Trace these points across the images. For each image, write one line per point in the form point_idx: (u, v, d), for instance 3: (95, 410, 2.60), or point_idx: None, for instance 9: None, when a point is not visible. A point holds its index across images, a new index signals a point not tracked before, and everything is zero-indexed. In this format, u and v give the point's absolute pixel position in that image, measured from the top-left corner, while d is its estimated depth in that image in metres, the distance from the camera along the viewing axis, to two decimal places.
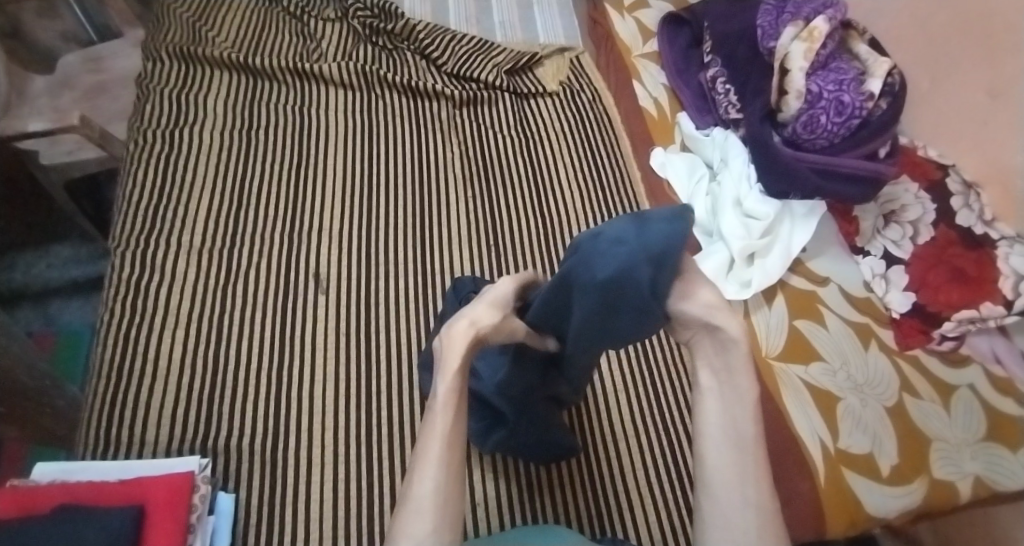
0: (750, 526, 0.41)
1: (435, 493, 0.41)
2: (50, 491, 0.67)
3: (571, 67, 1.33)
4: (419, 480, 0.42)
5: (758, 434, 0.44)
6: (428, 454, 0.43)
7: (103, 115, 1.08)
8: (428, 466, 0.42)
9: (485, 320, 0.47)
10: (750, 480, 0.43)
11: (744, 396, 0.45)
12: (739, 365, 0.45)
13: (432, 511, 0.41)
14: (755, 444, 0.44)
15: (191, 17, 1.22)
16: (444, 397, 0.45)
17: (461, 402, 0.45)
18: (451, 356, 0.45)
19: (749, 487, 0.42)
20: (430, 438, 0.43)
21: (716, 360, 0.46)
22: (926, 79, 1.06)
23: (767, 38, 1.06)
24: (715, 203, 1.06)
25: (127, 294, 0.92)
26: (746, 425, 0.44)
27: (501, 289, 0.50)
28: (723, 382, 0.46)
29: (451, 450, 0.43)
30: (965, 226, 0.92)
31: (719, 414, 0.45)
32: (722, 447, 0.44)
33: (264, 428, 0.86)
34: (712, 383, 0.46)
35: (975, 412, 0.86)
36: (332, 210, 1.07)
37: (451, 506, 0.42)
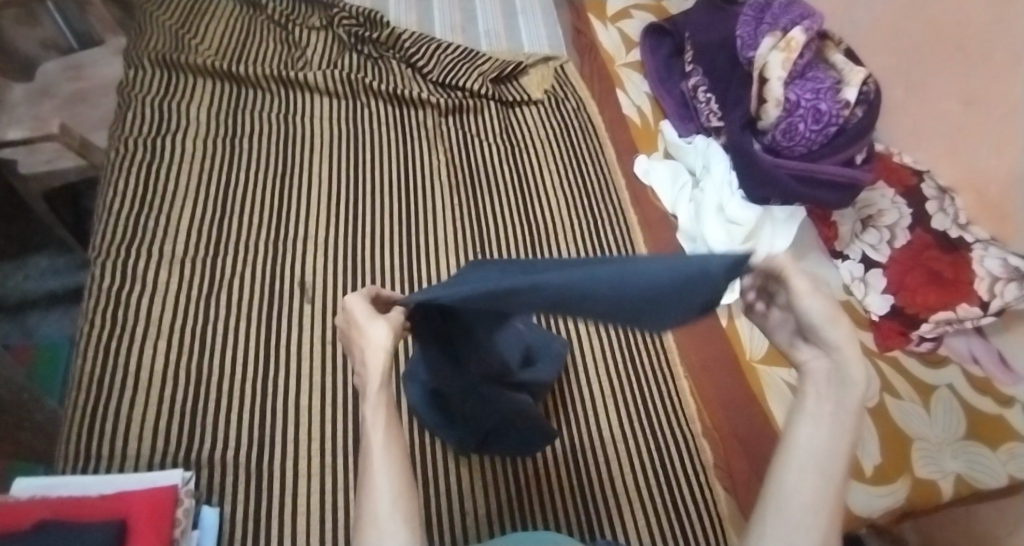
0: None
1: (395, 504, 0.40)
2: (30, 506, 0.65)
3: (555, 76, 1.35)
4: (374, 486, 0.42)
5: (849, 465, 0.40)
6: (376, 473, 0.42)
7: (83, 124, 1.06)
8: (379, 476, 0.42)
9: (381, 342, 0.48)
10: (826, 505, 0.39)
11: (844, 419, 0.41)
12: (850, 388, 0.41)
13: (396, 517, 0.40)
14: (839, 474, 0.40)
15: (174, 25, 1.22)
16: (377, 414, 0.45)
17: (393, 409, 0.46)
18: (371, 384, 0.47)
19: (820, 515, 0.38)
20: None
21: (824, 378, 0.42)
22: (900, 88, 1.10)
23: (746, 48, 1.09)
24: (698, 209, 1.08)
25: (109, 304, 0.90)
26: (839, 450, 0.40)
27: (362, 310, 0.50)
28: (827, 399, 0.42)
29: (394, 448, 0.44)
30: (941, 230, 0.95)
31: (817, 431, 0.41)
32: (807, 467, 0.40)
33: (250, 438, 0.85)
34: (818, 397, 0.42)
35: (954, 411, 0.88)
36: (318, 218, 1.06)
37: (406, 502, 0.41)
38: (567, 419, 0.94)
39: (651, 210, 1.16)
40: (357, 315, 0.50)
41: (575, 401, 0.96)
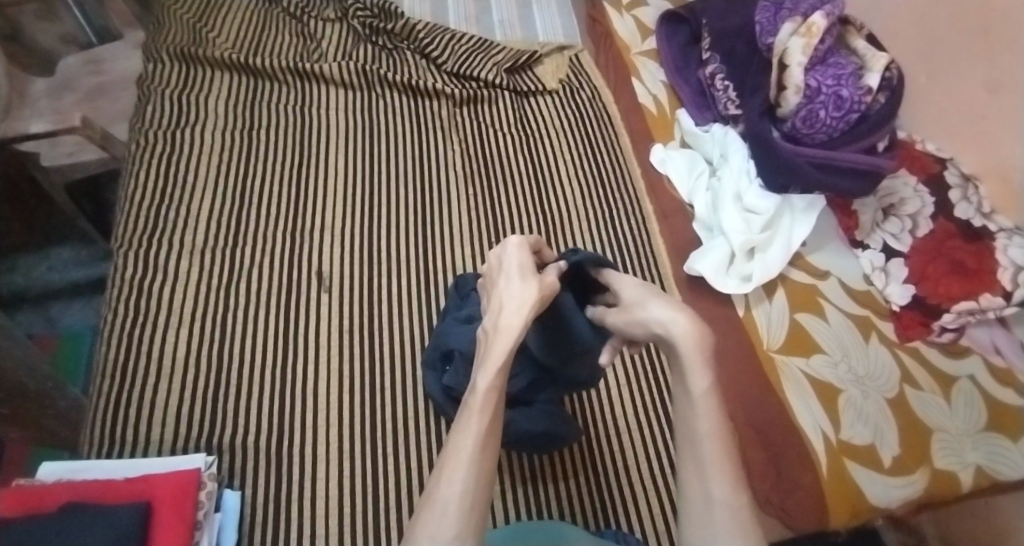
0: (716, 519, 0.47)
1: (461, 502, 0.44)
2: (59, 490, 0.67)
3: (570, 65, 1.34)
4: (444, 485, 0.45)
5: (716, 430, 0.50)
6: (456, 464, 0.46)
7: (103, 117, 1.08)
8: (459, 469, 0.46)
9: (524, 300, 0.54)
10: (711, 476, 0.48)
11: (696, 396, 0.51)
12: (690, 369, 0.51)
13: (455, 516, 0.44)
14: (710, 440, 0.49)
15: (191, 18, 1.22)
16: (482, 399, 0.49)
17: (496, 405, 0.50)
18: (493, 350, 0.52)
19: (713, 484, 0.48)
20: (465, 434, 0.48)
21: (676, 367, 0.53)
22: (924, 74, 1.07)
23: (765, 34, 1.07)
24: (715, 199, 1.07)
25: (131, 293, 0.92)
26: (703, 424, 0.50)
27: (521, 262, 0.56)
28: (681, 389, 0.52)
29: (483, 455, 0.47)
30: (964, 219, 0.93)
31: (684, 420, 0.52)
32: (692, 453, 0.50)
33: (269, 426, 0.86)
34: (680, 390, 0.53)
35: (975, 403, 0.87)
36: (335, 208, 1.07)
37: (474, 510, 0.45)
38: (583, 407, 0.94)
39: (668, 200, 1.15)
40: (513, 265, 0.57)
41: (590, 390, 0.96)
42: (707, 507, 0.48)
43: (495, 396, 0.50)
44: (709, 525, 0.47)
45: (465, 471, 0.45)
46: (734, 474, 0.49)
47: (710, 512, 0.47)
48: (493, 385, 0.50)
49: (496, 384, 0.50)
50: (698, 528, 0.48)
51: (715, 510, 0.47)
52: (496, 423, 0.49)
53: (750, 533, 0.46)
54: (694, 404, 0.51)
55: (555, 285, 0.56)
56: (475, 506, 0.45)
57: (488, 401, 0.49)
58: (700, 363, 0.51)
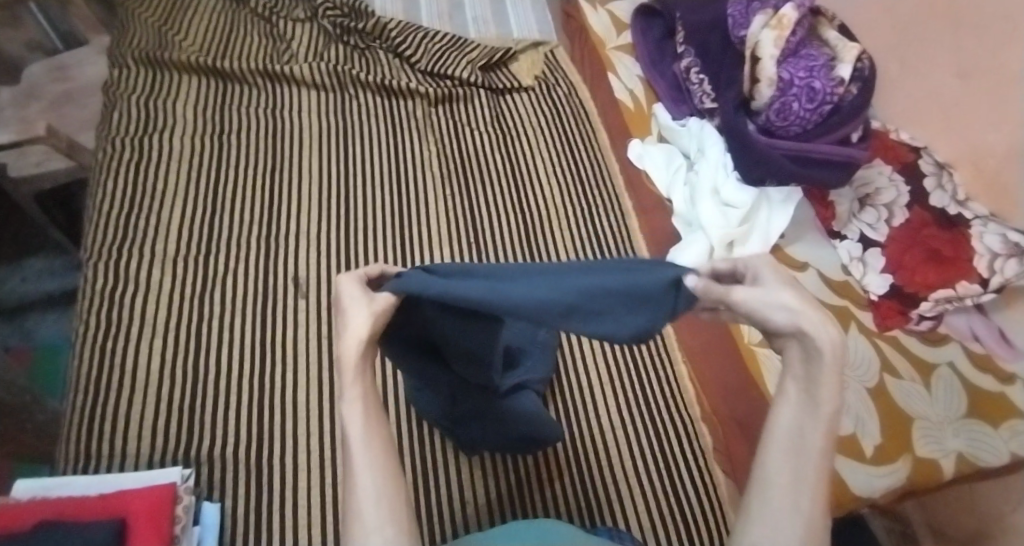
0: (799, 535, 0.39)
1: (382, 507, 0.41)
2: (28, 509, 0.65)
3: (545, 62, 1.34)
4: (356, 490, 0.41)
5: (830, 449, 0.40)
6: (358, 473, 0.42)
7: (70, 125, 1.06)
8: (362, 477, 0.41)
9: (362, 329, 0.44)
10: (807, 493, 0.40)
11: (820, 407, 0.40)
12: (825, 377, 0.40)
13: (378, 519, 0.40)
14: (821, 457, 0.40)
15: (158, 22, 1.20)
16: (352, 404, 0.43)
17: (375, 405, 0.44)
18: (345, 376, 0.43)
19: (805, 498, 0.39)
20: (356, 447, 0.42)
21: (800, 367, 0.42)
22: (895, 63, 1.08)
23: (737, 27, 1.07)
24: (693, 193, 1.07)
25: (102, 304, 0.90)
26: (815, 436, 0.40)
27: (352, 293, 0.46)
28: (804, 384, 0.41)
29: (375, 448, 0.43)
30: (940, 207, 0.94)
31: (790, 419, 0.41)
32: (787, 453, 0.41)
33: (248, 434, 0.85)
34: (796, 384, 0.42)
35: (955, 390, 0.88)
36: (310, 212, 1.06)
37: (394, 501, 0.41)
38: (565, 405, 0.94)
39: (647, 194, 1.14)
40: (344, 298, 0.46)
41: (570, 388, 0.95)
42: (786, 518, 0.39)
43: (366, 396, 0.44)
44: (782, 533, 0.39)
45: (368, 474, 0.41)
46: (828, 500, 0.40)
47: (790, 525, 0.39)
48: (359, 389, 0.43)
49: (363, 383, 0.44)
50: (767, 531, 0.39)
51: (795, 522, 0.39)
52: (374, 409, 0.44)
53: None
54: (818, 408, 0.40)
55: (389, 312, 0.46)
56: (395, 498, 0.41)
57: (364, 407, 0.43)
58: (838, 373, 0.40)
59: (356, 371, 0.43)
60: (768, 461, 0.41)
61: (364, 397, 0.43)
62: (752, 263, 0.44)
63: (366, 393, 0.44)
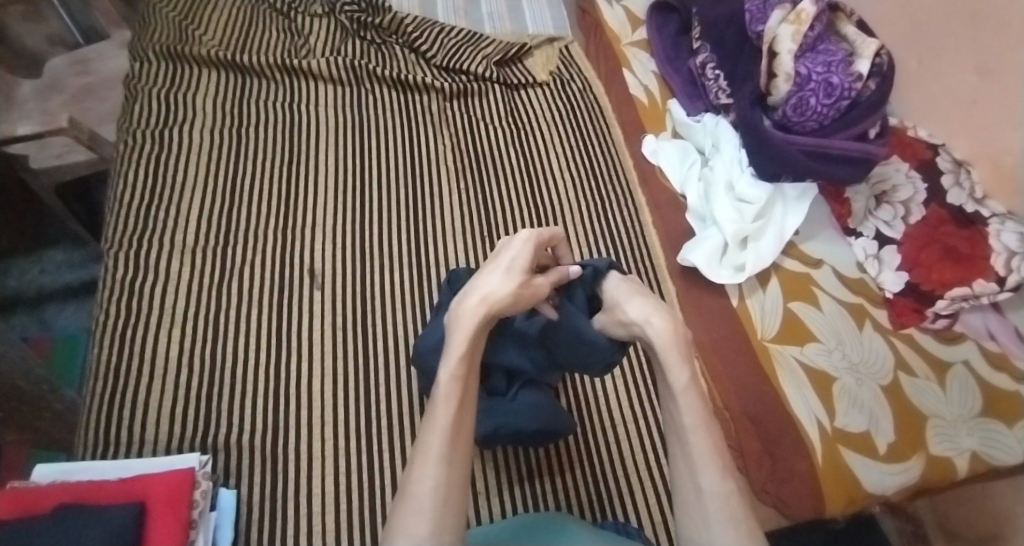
0: (711, 511, 0.49)
1: (435, 508, 0.45)
2: (51, 492, 0.66)
3: (560, 57, 1.33)
4: (416, 480, 0.46)
5: (699, 423, 0.52)
6: (426, 461, 0.46)
7: (91, 118, 1.07)
8: (430, 468, 0.46)
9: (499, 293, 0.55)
10: (700, 470, 0.50)
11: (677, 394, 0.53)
12: (670, 365, 0.54)
13: (431, 514, 0.44)
14: (696, 431, 0.52)
15: (178, 16, 1.21)
16: (446, 391, 0.50)
17: (461, 396, 0.50)
18: (461, 331, 0.53)
19: (702, 475, 0.50)
20: (432, 433, 0.48)
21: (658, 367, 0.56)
22: (914, 60, 1.07)
23: (754, 22, 1.07)
24: (708, 189, 1.07)
25: (122, 294, 0.91)
26: (684, 419, 0.52)
27: (516, 260, 0.58)
28: (663, 382, 0.55)
29: (452, 448, 0.48)
30: (956, 205, 0.94)
31: (671, 418, 0.54)
32: (681, 444, 0.52)
33: (264, 424, 0.86)
34: (662, 387, 0.55)
35: (970, 388, 0.87)
36: (326, 205, 1.07)
37: (452, 505, 0.45)
38: (578, 399, 0.94)
39: (661, 190, 1.14)
40: (507, 258, 0.58)
41: (583, 382, 0.96)
42: (699, 499, 0.50)
43: (459, 388, 0.50)
44: (704, 518, 0.49)
45: (438, 466, 0.46)
46: (723, 464, 0.51)
47: (702, 503, 0.49)
48: (458, 376, 0.51)
49: (461, 374, 0.51)
50: (695, 522, 0.50)
51: (707, 501, 0.49)
52: (463, 413, 0.50)
53: (742, 518, 0.48)
54: (677, 396, 0.53)
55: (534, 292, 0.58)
56: (450, 499, 0.46)
57: (451, 394, 0.50)
58: (676, 356, 0.54)
59: (467, 344, 0.53)
60: (673, 465, 0.53)
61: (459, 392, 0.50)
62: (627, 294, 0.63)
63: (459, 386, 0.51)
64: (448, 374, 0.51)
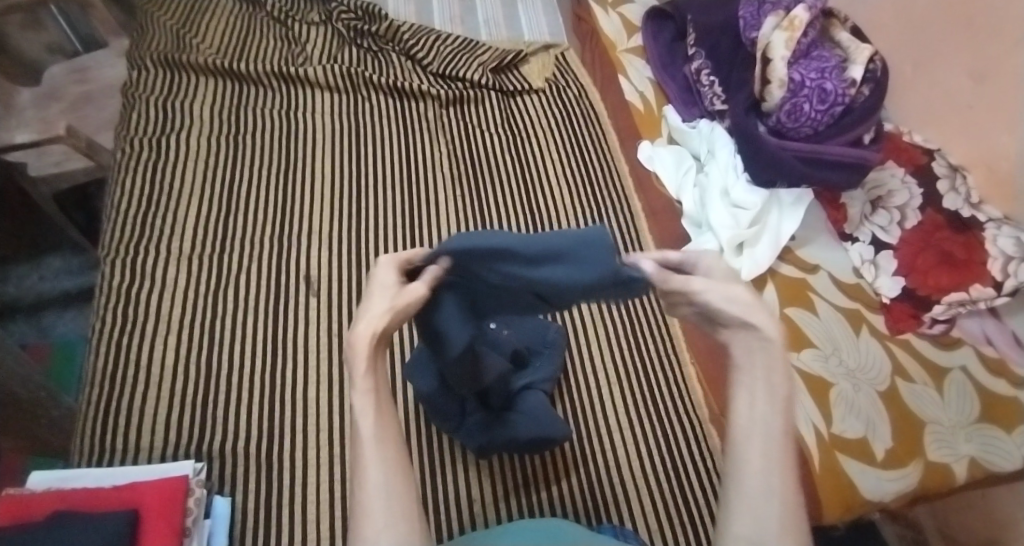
0: (775, 521, 0.38)
1: (389, 513, 0.39)
2: (44, 499, 0.67)
3: (556, 64, 1.34)
4: (361, 488, 0.40)
5: (788, 424, 0.40)
6: (368, 471, 0.40)
7: (90, 125, 1.09)
8: (371, 474, 0.40)
9: (381, 313, 0.42)
10: (775, 470, 0.39)
11: (772, 381, 0.41)
12: (774, 351, 0.41)
13: (387, 518, 0.39)
14: (784, 437, 0.40)
15: (175, 24, 1.22)
16: (362, 402, 0.42)
17: (381, 398, 0.42)
18: (356, 361, 0.42)
19: (774, 478, 0.39)
20: (361, 443, 0.41)
21: (749, 342, 0.42)
22: (909, 66, 1.07)
23: (749, 29, 1.07)
24: (703, 195, 1.07)
25: (118, 301, 0.92)
26: (774, 412, 0.40)
27: (379, 276, 0.44)
28: (755, 365, 0.41)
29: (386, 447, 0.41)
30: (952, 210, 0.94)
31: (744, 399, 0.41)
32: (751, 440, 0.40)
33: (258, 431, 0.86)
34: (745, 360, 0.42)
35: (968, 394, 0.87)
36: (323, 211, 1.07)
37: (402, 499, 0.40)
38: (574, 405, 0.94)
39: (657, 197, 1.14)
40: (375, 279, 0.45)
41: (579, 388, 0.95)
42: (764, 506, 0.38)
43: (375, 393, 0.42)
44: (762, 526, 0.38)
45: (379, 468, 0.40)
46: (799, 477, 0.40)
47: (769, 509, 0.38)
48: (371, 386, 0.42)
49: (374, 378, 0.42)
50: (746, 529, 0.38)
51: (772, 506, 0.38)
52: (389, 411, 0.43)
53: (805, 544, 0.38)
54: (774, 387, 0.41)
55: (420, 293, 0.44)
56: (402, 496, 0.40)
57: (369, 401, 0.42)
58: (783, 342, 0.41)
59: (368, 369, 0.42)
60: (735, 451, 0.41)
61: (375, 399, 0.42)
62: (702, 256, 0.45)
63: (375, 392, 0.42)
64: (360, 387, 0.42)
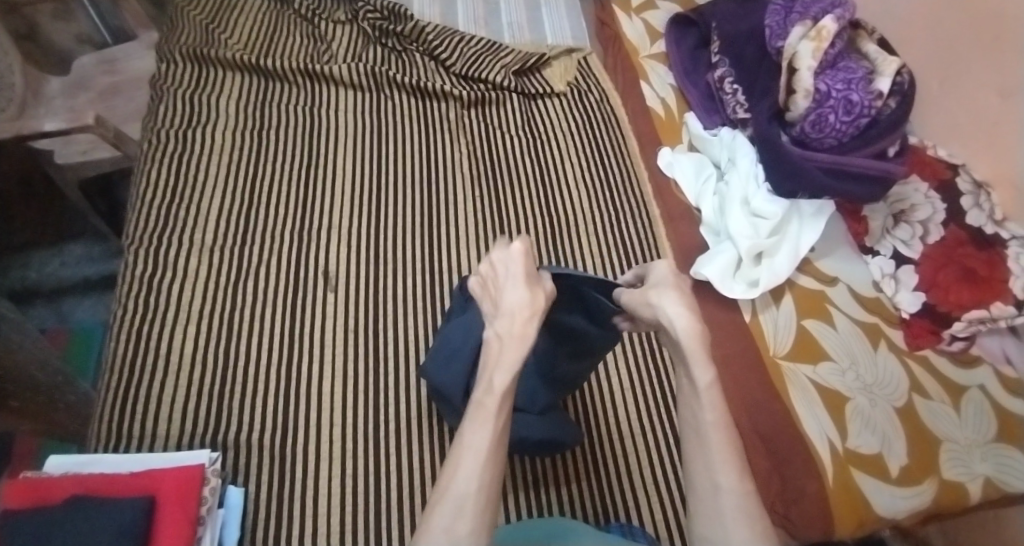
0: (725, 509, 0.48)
1: (475, 505, 0.46)
2: (62, 483, 0.67)
3: (578, 68, 1.34)
4: (456, 480, 0.47)
5: (719, 420, 0.51)
6: (469, 465, 0.47)
7: (117, 116, 1.10)
8: (473, 471, 0.47)
9: (539, 305, 0.55)
10: (717, 465, 0.49)
11: (698, 390, 0.51)
12: (694, 360, 0.52)
13: (470, 516, 0.46)
14: (718, 431, 0.50)
15: (204, 19, 1.24)
16: (493, 401, 0.50)
17: (509, 405, 0.51)
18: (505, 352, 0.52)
19: (718, 472, 0.49)
20: (478, 437, 0.49)
21: (680, 358, 0.53)
22: (935, 80, 1.06)
23: (774, 38, 1.07)
24: (722, 203, 1.06)
25: (141, 289, 0.93)
26: (705, 414, 0.51)
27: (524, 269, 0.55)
28: (685, 380, 0.53)
29: (497, 452, 0.49)
30: (976, 226, 0.92)
31: (689, 413, 0.52)
32: (697, 444, 0.51)
33: (273, 423, 0.87)
34: (682, 378, 0.54)
35: (984, 413, 0.86)
36: (343, 209, 1.08)
37: (489, 504, 0.47)
38: (586, 409, 0.94)
39: (675, 202, 1.13)
40: (516, 272, 0.55)
41: (593, 393, 0.95)
42: (714, 497, 0.49)
43: (505, 396, 0.51)
44: (718, 519, 0.48)
45: (479, 468, 0.47)
46: (741, 465, 0.49)
47: (717, 500, 0.49)
48: (506, 387, 0.51)
49: (508, 383, 0.51)
50: (707, 521, 0.49)
51: (721, 498, 0.48)
52: (507, 421, 0.51)
53: (758, 522, 0.48)
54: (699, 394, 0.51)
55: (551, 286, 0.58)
56: (489, 505, 0.47)
57: (501, 401, 0.51)
58: (700, 349, 0.52)
59: (518, 361, 0.52)
60: (686, 460, 0.52)
61: (506, 402, 0.51)
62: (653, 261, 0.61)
63: (507, 393, 0.51)
64: (501, 384, 0.51)
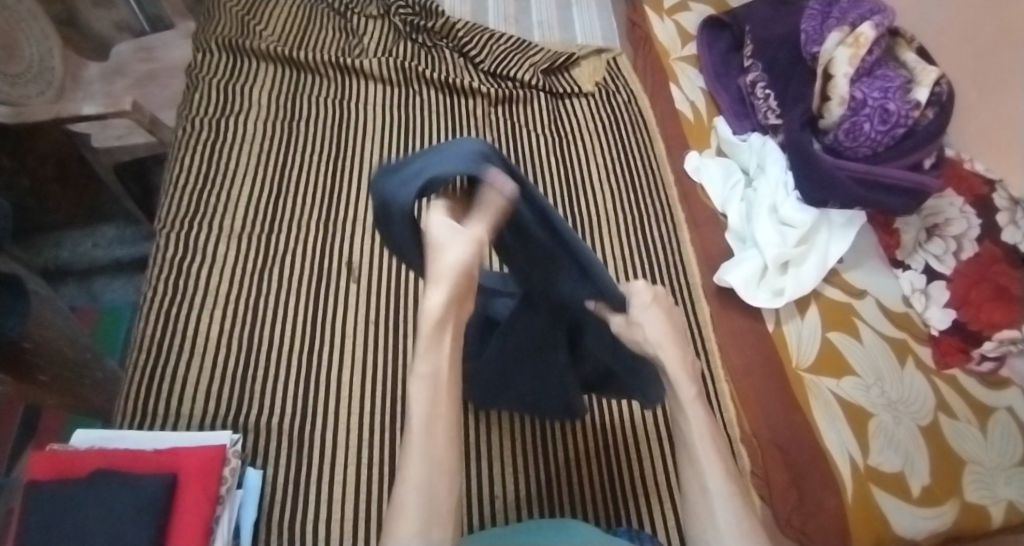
0: (715, 515, 0.52)
1: (419, 513, 0.45)
2: (87, 457, 0.69)
3: (607, 68, 1.33)
4: (402, 486, 0.46)
5: (704, 421, 0.54)
6: (409, 469, 0.46)
7: (152, 103, 1.13)
8: (411, 475, 0.46)
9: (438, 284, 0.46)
10: (706, 470, 0.53)
11: (683, 393, 0.55)
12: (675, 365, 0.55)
13: (419, 516, 0.45)
14: (704, 434, 0.54)
15: (240, 10, 1.25)
16: (416, 393, 0.46)
17: (434, 392, 0.46)
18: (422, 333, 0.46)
19: (709, 477, 0.53)
20: (414, 436, 0.46)
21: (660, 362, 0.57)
22: (974, 91, 1.03)
23: (810, 43, 1.04)
24: (750, 210, 1.05)
25: (169, 273, 0.94)
26: (692, 416, 0.55)
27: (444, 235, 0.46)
28: (669, 383, 0.56)
29: (435, 448, 0.46)
30: (1011, 243, 0.89)
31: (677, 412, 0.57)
32: (686, 445, 0.55)
33: (292, 408, 0.88)
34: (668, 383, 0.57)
35: (1011, 436, 0.84)
36: (368, 201, 1.09)
37: (438, 509, 0.46)
38: (603, 411, 0.93)
39: (700, 207, 1.13)
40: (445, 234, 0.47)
41: (610, 397, 0.94)
42: (705, 503, 0.53)
43: (429, 388, 0.46)
44: (708, 523, 0.52)
45: (420, 482, 0.46)
46: (726, 467, 0.53)
47: (710, 503, 0.52)
48: (430, 373, 0.46)
49: (436, 369, 0.46)
50: (700, 524, 0.53)
51: (714, 502, 0.52)
52: (444, 411, 0.47)
53: (751, 529, 0.51)
54: (682, 396, 0.55)
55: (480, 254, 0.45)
56: (438, 505, 0.46)
57: (423, 394, 0.46)
58: (676, 349, 0.55)
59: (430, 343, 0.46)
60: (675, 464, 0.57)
61: (430, 392, 0.46)
62: None
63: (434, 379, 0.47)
64: (418, 373, 0.46)
